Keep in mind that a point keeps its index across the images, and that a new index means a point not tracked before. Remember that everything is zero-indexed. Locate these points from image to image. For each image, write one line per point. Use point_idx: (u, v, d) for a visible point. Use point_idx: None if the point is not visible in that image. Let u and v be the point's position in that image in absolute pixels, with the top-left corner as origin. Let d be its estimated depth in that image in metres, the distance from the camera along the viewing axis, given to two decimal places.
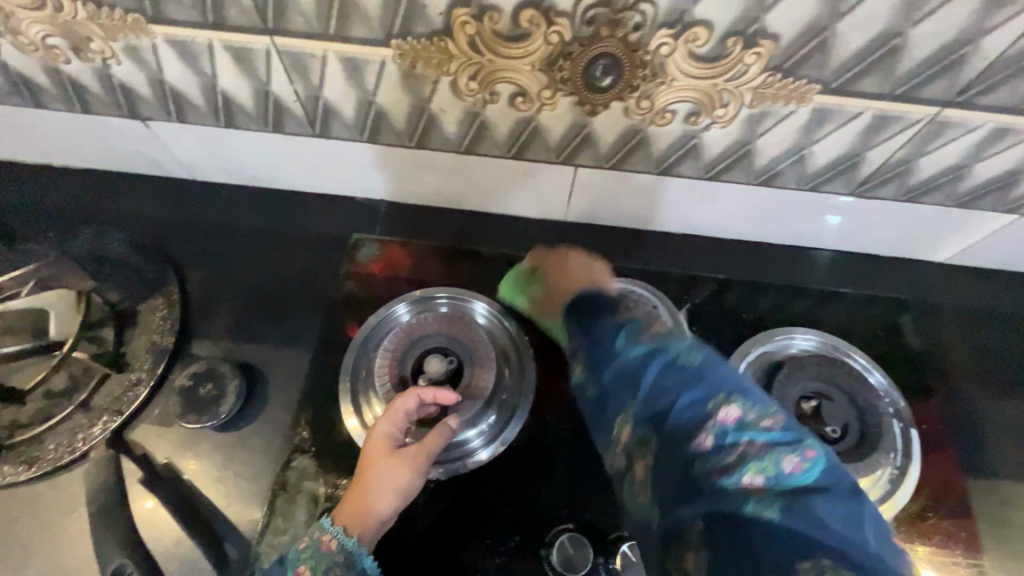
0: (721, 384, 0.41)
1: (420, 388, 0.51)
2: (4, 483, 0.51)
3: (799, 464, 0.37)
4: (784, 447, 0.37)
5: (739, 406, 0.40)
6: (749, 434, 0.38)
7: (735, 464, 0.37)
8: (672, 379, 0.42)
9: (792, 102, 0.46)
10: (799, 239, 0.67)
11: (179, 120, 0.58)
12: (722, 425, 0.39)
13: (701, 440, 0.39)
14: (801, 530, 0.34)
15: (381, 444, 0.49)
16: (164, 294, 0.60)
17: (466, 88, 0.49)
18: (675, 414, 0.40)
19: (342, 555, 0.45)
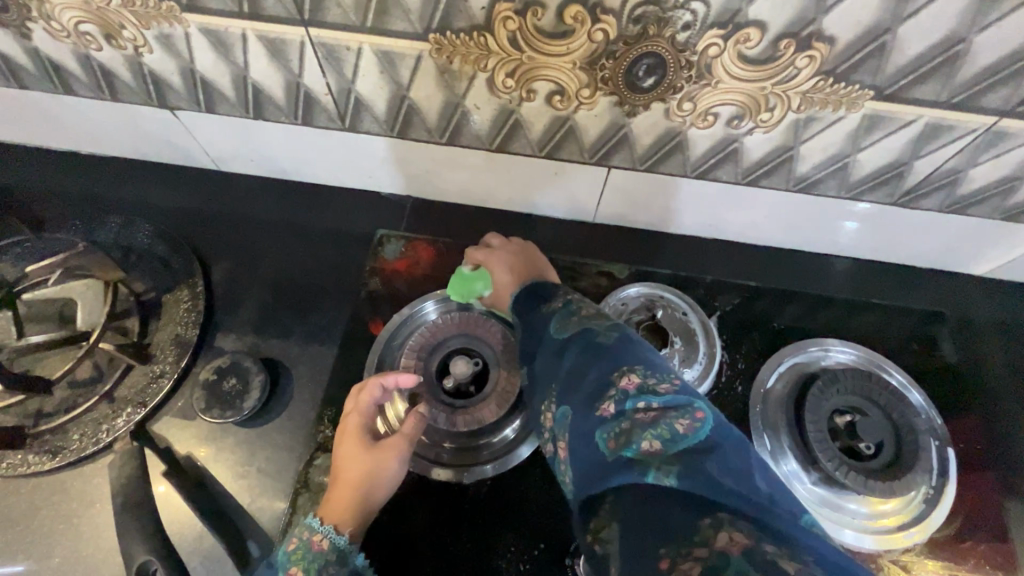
0: (629, 359, 0.39)
1: (381, 376, 0.52)
2: (28, 472, 0.50)
3: (690, 425, 0.34)
4: (678, 410, 0.35)
5: (640, 375, 0.37)
6: (648, 400, 0.36)
7: (634, 431, 0.34)
8: (587, 358, 0.40)
9: (842, 107, 0.45)
10: (833, 248, 0.65)
11: (207, 110, 0.57)
12: (623, 391, 0.36)
13: (604, 411, 0.36)
14: (697, 490, 0.30)
15: (352, 435, 0.50)
16: (189, 285, 0.59)
17: (503, 85, 0.48)
18: (584, 391, 0.38)
19: (332, 554, 0.43)
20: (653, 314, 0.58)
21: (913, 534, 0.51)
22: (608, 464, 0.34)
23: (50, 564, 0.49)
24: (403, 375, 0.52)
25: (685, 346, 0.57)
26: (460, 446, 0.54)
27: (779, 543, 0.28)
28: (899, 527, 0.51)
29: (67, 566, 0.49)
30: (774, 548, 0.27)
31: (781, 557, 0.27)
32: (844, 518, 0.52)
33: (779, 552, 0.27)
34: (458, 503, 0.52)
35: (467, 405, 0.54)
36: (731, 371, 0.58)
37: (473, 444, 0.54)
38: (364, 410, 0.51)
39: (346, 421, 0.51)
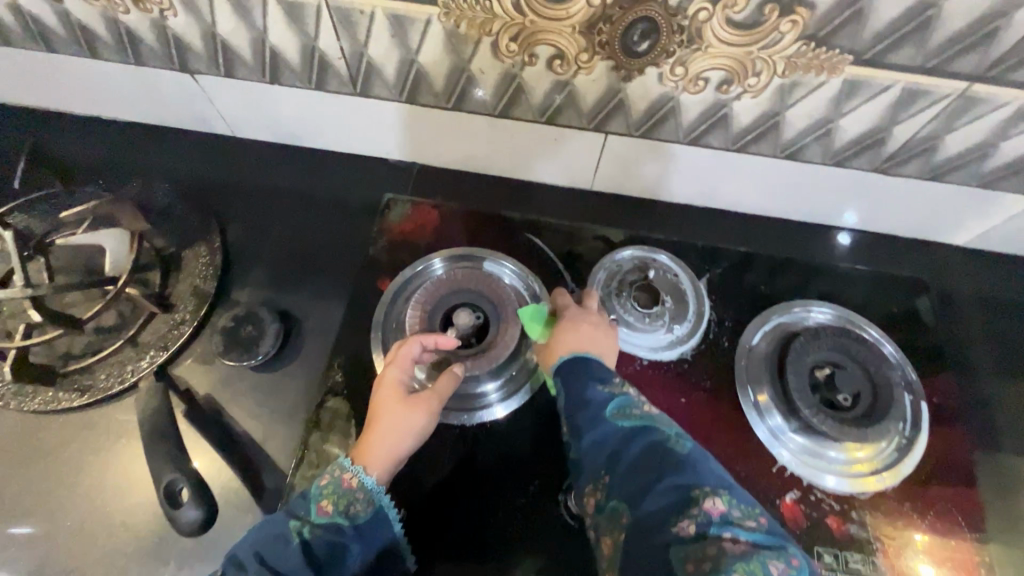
0: (705, 474, 0.39)
1: (422, 335, 0.54)
2: (59, 408, 0.54)
3: (784, 569, 0.34)
4: (770, 551, 0.35)
5: (723, 500, 0.37)
6: (733, 531, 0.36)
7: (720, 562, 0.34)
8: (654, 458, 0.40)
9: (824, 72, 0.48)
10: (820, 217, 0.68)
11: (226, 74, 0.60)
12: (705, 514, 0.36)
13: (683, 528, 0.36)
14: None
15: (392, 386, 0.52)
16: (207, 242, 0.63)
17: (506, 49, 0.51)
18: (659, 494, 0.38)
19: (362, 492, 0.47)
20: (646, 275, 0.61)
21: (886, 478, 0.55)
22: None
23: (77, 492, 0.52)
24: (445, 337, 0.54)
25: (675, 306, 0.61)
26: (462, 393, 0.57)
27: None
28: (873, 472, 0.55)
29: (93, 493, 0.52)
30: None
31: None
32: (823, 464, 0.55)
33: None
34: (462, 445, 0.56)
35: (472, 355, 0.57)
36: (719, 330, 0.62)
37: (473, 390, 0.57)
38: (405, 365, 0.53)
39: (386, 369, 0.53)
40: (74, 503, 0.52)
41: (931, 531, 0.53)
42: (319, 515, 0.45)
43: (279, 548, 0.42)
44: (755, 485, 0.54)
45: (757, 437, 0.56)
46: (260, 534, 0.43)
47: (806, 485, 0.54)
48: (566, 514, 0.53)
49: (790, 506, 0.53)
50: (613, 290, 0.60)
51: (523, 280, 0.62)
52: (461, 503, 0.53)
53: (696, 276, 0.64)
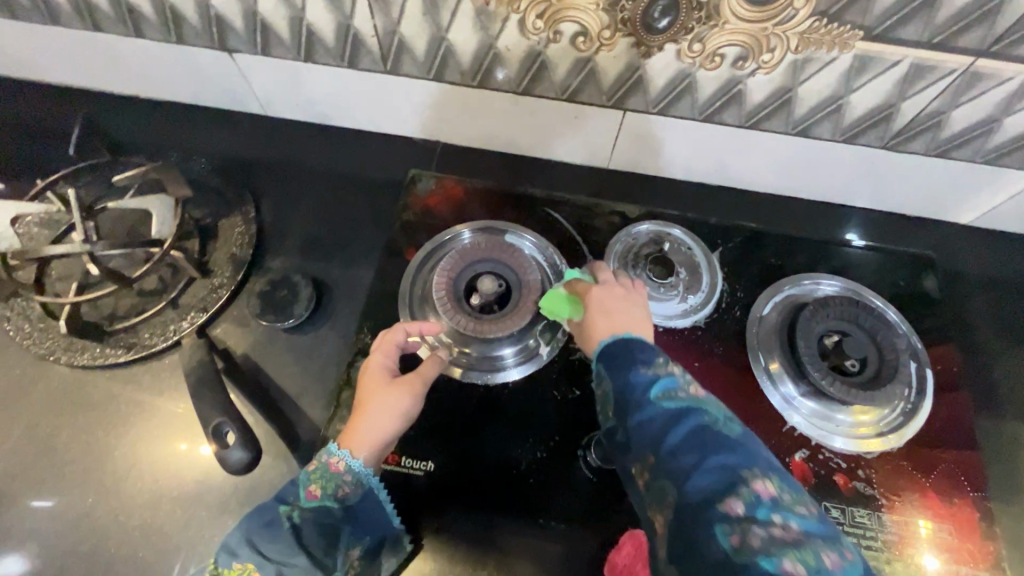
0: (756, 459, 0.38)
1: (406, 324, 0.58)
2: (106, 362, 0.57)
3: (837, 561, 0.34)
4: (823, 540, 0.35)
5: (772, 483, 0.37)
6: (783, 513, 0.35)
7: (773, 545, 0.33)
8: (704, 439, 0.39)
9: (835, 48, 0.50)
10: (831, 195, 0.70)
11: (263, 53, 0.63)
12: (756, 496, 0.36)
13: (732, 508, 0.35)
14: None
15: (375, 373, 0.54)
16: (242, 212, 0.65)
17: (533, 26, 0.54)
18: (706, 476, 0.37)
19: (350, 476, 0.49)
20: (661, 248, 0.64)
21: (890, 440, 0.57)
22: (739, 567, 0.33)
23: (123, 441, 0.55)
24: (428, 324, 0.58)
25: (689, 276, 0.63)
26: (485, 356, 0.60)
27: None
28: (878, 434, 0.57)
29: (138, 443, 0.55)
30: None
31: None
32: (830, 427, 0.58)
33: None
34: (485, 403, 0.58)
35: (494, 318, 0.58)
36: (731, 300, 0.64)
37: (493, 353, 0.60)
38: (387, 351, 0.55)
39: (371, 358, 0.56)
40: (121, 451, 0.55)
41: (934, 488, 0.55)
42: (308, 500, 0.48)
43: (268, 533, 0.45)
44: (765, 444, 0.57)
45: (769, 402, 0.59)
46: (251, 522, 0.46)
47: (815, 445, 0.57)
48: (585, 468, 0.55)
49: (798, 463, 0.56)
50: (630, 261, 0.63)
51: (544, 251, 0.65)
52: (484, 456, 0.56)
53: (709, 249, 0.67)
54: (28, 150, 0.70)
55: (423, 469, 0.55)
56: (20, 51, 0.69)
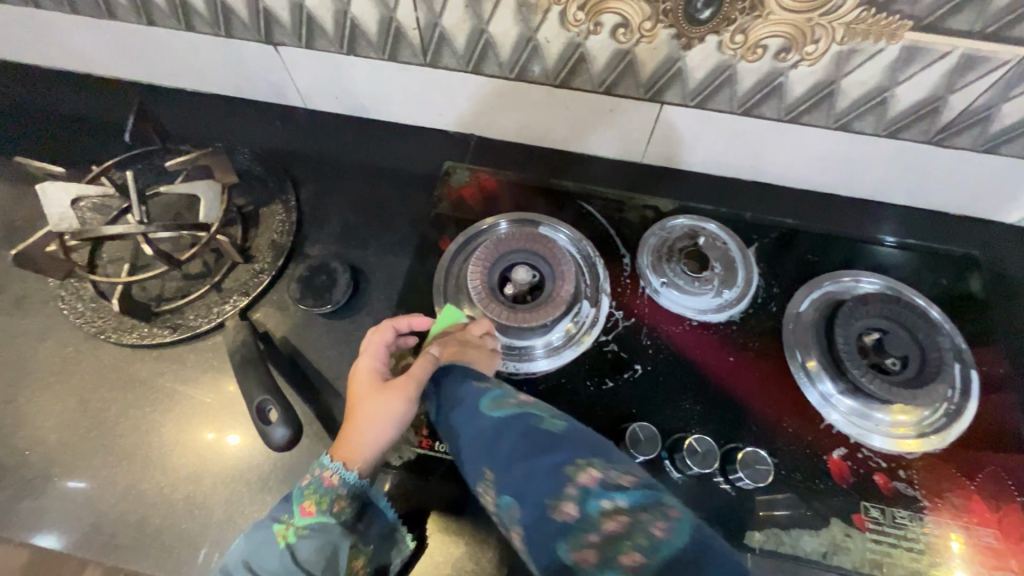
0: (579, 449, 0.40)
1: (394, 321, 0.57)
2: (153, 342, 0.59)
3: (665, 529, 0.35)
4: (647, 513, 0.36)
5: (595, 469, 0.39)
6: (610, 496, 0.37)
7: (606, 541, 0.35)
8: (531, 444, 0.41)
9: (883, 39, 0.50)
10: (872, 192, 0.69)
11: (307, 45, 0.64)
12: (583, 489, 0.37)
13: (567, 512, 0.37)
14: None
15: (364, 377, 0.52)
16: (283, 201, 0.67)
17: (574, 18, 0.54)
18: (538, 482, 0.38)
19: (344, 489, 0.47)
20: (695, 241, 0.64)
21: (932, 441, 0.56)
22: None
23: (168, 418, 0.57)
24: (417, 318, 0.57)
25: (725, 271, 0.63)
26: (514, 347, 0.60)
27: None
28: (919, 435, 0.56)
29: (181, 420, 0.57)
30: None
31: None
32: (869, 426, 0.56)
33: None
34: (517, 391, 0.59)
35: (527, 308, 0.59)
36: (767, 295, 0.63)
37: (523, 344, 0.59)
38: (376, 354, 0.54)
39: (361, 361, 0.54)
40: (165, 427, 0.56)
41: (979, 491, 0.54)
42: (302, 517, 0.46)
43: (264, 553, 0.44)
44: (800, 441, 0.56)
45: (807, 399, 0.58)
46: (246, 541, 0.45)
47: (853, 443, 0.56)
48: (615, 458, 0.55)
49: (836, 461, 0.55)
50: (664, 255, 0.63)
51: (578, 244, 0.65)
52: None
53: (745, 245, 0.66)
54: (86, 139, 0.73)
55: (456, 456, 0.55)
56: (81, 45, 0.72)
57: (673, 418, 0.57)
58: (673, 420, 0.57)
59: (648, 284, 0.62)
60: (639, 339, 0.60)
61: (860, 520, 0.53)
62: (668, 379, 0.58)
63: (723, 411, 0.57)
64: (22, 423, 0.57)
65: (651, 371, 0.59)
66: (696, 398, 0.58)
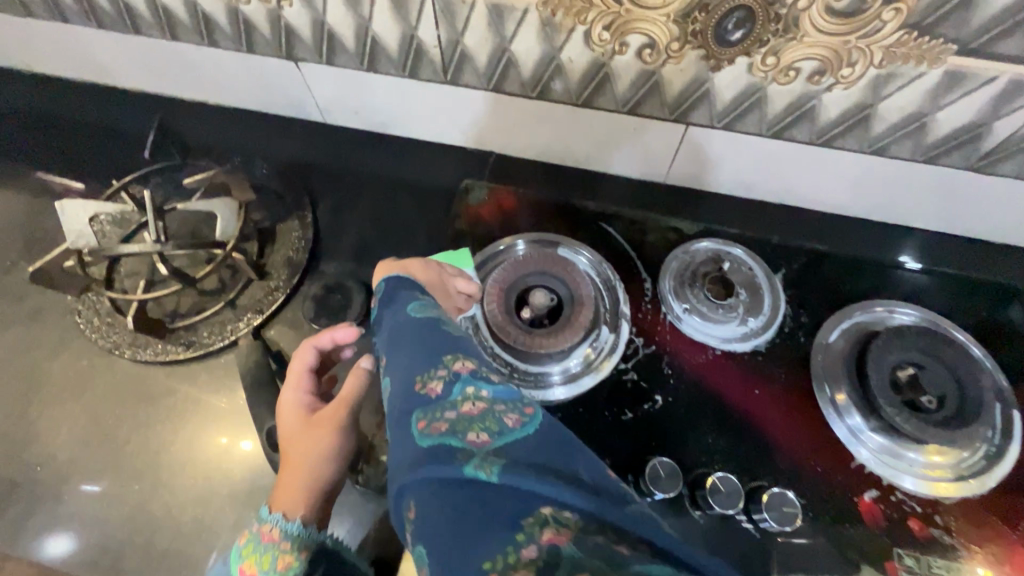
0: (466, 346, 0.38)
1: (315, 339, 0.55)
2: (166, 359, 0.59)
3: (518, 420, 0.32)
4: (508, 405, 0.33)
5: (471, 362, 0.36)
6: (477, 384, 0.34)
7: (460, 420, 0.31)
8: (424, 335, 0.39)
9: (924, 63, 0.47)
10: (908, 219, 0.66)
11: (328, 61, 0.64)
12: (454, 372, 0.35)
13: (433, 388, 0.34)
14: (517, 490, 0.27)
15: (290, 412, 0.52)
16: (299, 217, 0.67)
17: (599, 38, 0.53)
18: (418, 365, 0.36)
19: (288, 542, 0.42)
20: (719, 266, 0.62)
21: (970, 484, 0.53)
22: (421, 445, 0.31)
23: (178, 437, 0.56)
24: (340, 331, 0.55)
25: (749, 298, 0.61)
26: (530, 372, 0.57)
27: (625, 531, 0.26)
28: (957, 478, 0.53)
29: (192, 439, 0.56)
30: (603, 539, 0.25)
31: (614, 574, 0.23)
32: (902, 466, 0.53)
33: (611, 538, 0.25)
34: None
35: (546, 332, 0.58)
36: (794, 324, 0.61)
37: (540, 370, 0.57)
38: (299, 385, 0.53)
39: (285, 396, 0.53)
40: (176, 446, 0.56)
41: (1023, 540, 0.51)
42: None
43: None
44: (828, 480, 0.54)
45: (836, 436, 0.55)
46: None
47: (886, 485, 0.53)
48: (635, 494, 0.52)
49: (868, 504, 0.52)
50: (686, 280, 0.61)
51: (599, 267, 0.63)
52: None
53: (771, 271, 0.64)
54: (108, 151, 0.74)
55: None
56: (106, 59, 0.72)
57: (694, 452, 0.55)
58: (694, 453, 0.55)
59: (669, 310, 0.60)
60: (660, 367, 0.58)
61: (893, 567, 0.50)
62: (690, 411, 0.56)
63: (746, 446, 0.55)
64: (35, 438, 0.57)
65: (672, 402, 0.57)
66: (718, 431, 0.55)
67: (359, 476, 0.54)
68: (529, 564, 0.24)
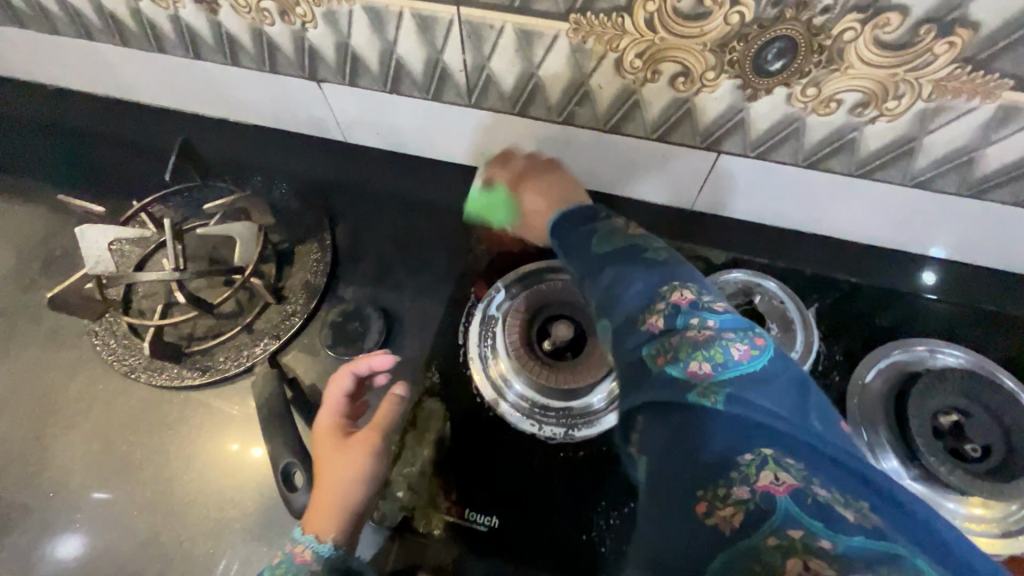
0: (681, 279, 0.45)
1: (352, 364, 0.53)
2: (182, 384, 0.58)
3: (745, 352, 0.39)
4: (732, 333, 0.40)
5: (694, 294, 0.43)
6: (700, 314, 0.42)
7: (684, 350, 0.40)
8: (639, 276, 0.45)
9: (977, 97, 0.45)
10: (955, 253, 0.63)
11: (351, 82, 0.63)
12: (676, 306, 0.42)
13: (657, 325, 0.42)
14: (742, 414, 0.36)
15: (325, 434, 0.51)
16: (318, 239, 0.66)
17: (630, 65, 0.51)
18: (636, 302, 0.44)
19: (318, 564, 0.44)
20: (750, 300, 0.60)
21: (1018, 541, 0.50)
22: (656, 371, 0.40)
23: (193, 467, 0.56)
24: (377, 357, 0.53)
25: (781, 333, 0.58)
26: (553, 408, 0.56)
27: (848, 495, 0.33)
28: (1004, 534, 0.50)
29: (206, 469, 0.55)
30: (825, 493, 0.33)
31: (828, 540, 0.31)
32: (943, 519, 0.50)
33: (833, 498, 0.33)
34: (549, 457, 0.55)
35: (568, 367, 0.57)
36: (828, 362, 0.59)
37: (564, 407, 0.56)
38: (334, 404, 0.52)
39: (320, 416, 0.53)
40: (191, 475, 0.55)
41: None
42: None
43: None
44: None
45: None
46: None
47: None
48: None
49: None
50: None
51: None
52: (548, 518, 0.53)
53: (803, 305, 0.62)
54: (129, 168, 0.73)
55: (488, 525, 0.53)
56: (129, 75, 0.72)
57: None
58: None
59: None
60: None
61: None
62: None
63: None
64: (52, 464, 0.56)
65: None
66: None
67: (377, 514, 0.52)
68: (745, 502, 0.33)
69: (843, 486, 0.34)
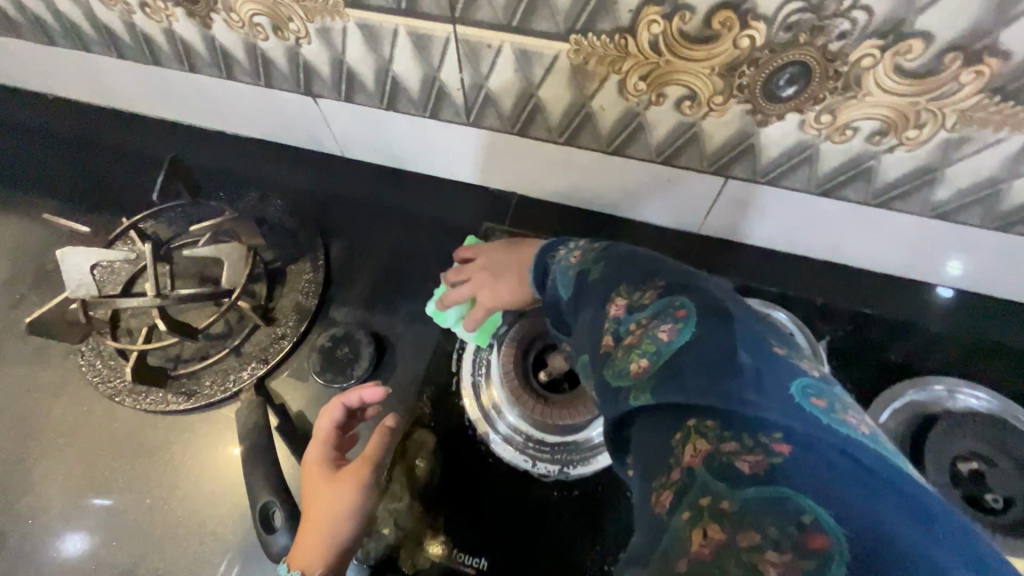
0: (616, 283, 0.39)
1: (343, 395, 0.52)
2: (167, 409, 0.56)
3: (672, 328, 0.33)
4: (658, 318, 0.34)
5: (627, 295, 0.38)
6: (634, 316, 0.36)
7: (624, 354, 0.34)
8: (585, 300, 0.41)
9: (1005, 128, 0.42)
10: (980, 287, 0.59)
11: (346, 98, 0.61)
12: (616, 319, 0.37)
13: (606, 345, 0.36)
14: (675, 402, 0.30)
15: (314, 467, 0.49)
16: (311, 258, 0.64)
17: (634, 87, 0.48)
18: (587, 328, 0.39)
19: None
20: None
21: None
22: (609, 390, 0.34)
23: (176, 495, 0.54)
24: (368, 389, 0.52)
25: None
26: (548, 443, 0.54)
27: (759, 436, 0.27)
28: None
29: (189, 498, 0.54)
30: (733, 446, 0.27)
31: (728, 500, 0.26)
32: None
33: (740, 449, 0.27)
34: (541, 494, 0.53)
35: (565, 398, 0.54)
36: None
37: (560, 441, 0.54)
38: (323, 439, 0.50)
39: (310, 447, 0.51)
40: (173, 503, 0.54)
41: None
42: None
43: None
44: None
45: None
46: None
47: None
48: None
49: None
50: None
51: None
52: (538, 560, 0.51)
53: (812, 337, 0.59)
54: (123, 181, 0.72)
55: (475, 567, 0.51)
56: (124, 86, 0.71)
57: None
58: None
59: None
60: None
61: None
62: None
63: None
64: (36, 488, 0.55)
65: None
66: None
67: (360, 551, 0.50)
68: (673, 484, 0.28)
69: (755, 427, 0.27)
